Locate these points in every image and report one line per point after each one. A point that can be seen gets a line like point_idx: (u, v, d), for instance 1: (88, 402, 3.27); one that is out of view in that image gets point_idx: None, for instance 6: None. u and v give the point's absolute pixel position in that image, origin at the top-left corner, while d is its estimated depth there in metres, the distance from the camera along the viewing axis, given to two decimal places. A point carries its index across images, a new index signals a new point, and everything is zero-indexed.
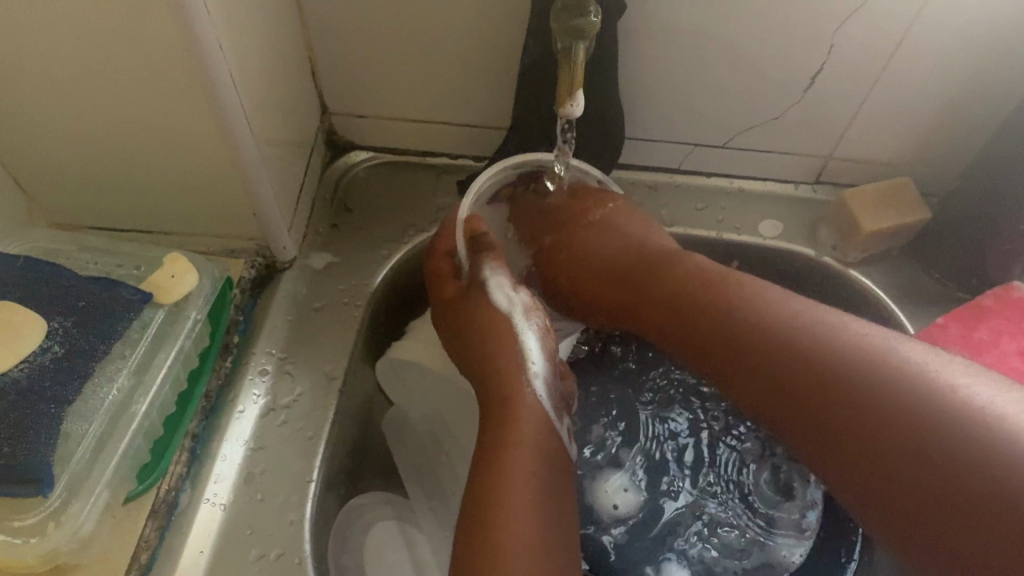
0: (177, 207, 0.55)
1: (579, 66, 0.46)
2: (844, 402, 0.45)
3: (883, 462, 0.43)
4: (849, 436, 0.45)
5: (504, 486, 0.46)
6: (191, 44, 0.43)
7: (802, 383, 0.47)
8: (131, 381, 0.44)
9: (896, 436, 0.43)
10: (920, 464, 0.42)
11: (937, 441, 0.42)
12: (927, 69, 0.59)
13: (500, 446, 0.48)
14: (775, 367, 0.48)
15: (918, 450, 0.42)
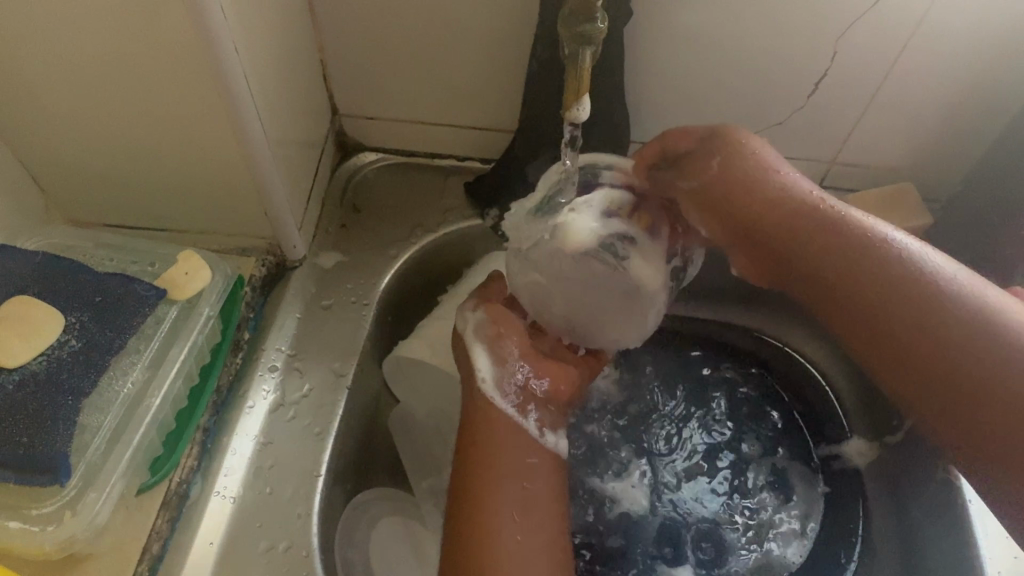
0: (191, 206, 0.56)
1: (586, 70, 0.47)
2: (897, 297, 0.46)
3: (922, 356, 0.45)
4: (893, 329, 0.46)
5: (481, 493, 0.47)
6: (207, 47, 0.44)
7: (860, 278, 0.47)
8: (146, 374, 0.45)
9: (910, 329, 0.45)
10: (959, 365, 0.43)
11: (948, 332, 0.44)
12: (930, 74, 0.60)
13: (474, 460, 0.49)
14: (844, 263, 0.48)
15: (929, 337, 0.44)
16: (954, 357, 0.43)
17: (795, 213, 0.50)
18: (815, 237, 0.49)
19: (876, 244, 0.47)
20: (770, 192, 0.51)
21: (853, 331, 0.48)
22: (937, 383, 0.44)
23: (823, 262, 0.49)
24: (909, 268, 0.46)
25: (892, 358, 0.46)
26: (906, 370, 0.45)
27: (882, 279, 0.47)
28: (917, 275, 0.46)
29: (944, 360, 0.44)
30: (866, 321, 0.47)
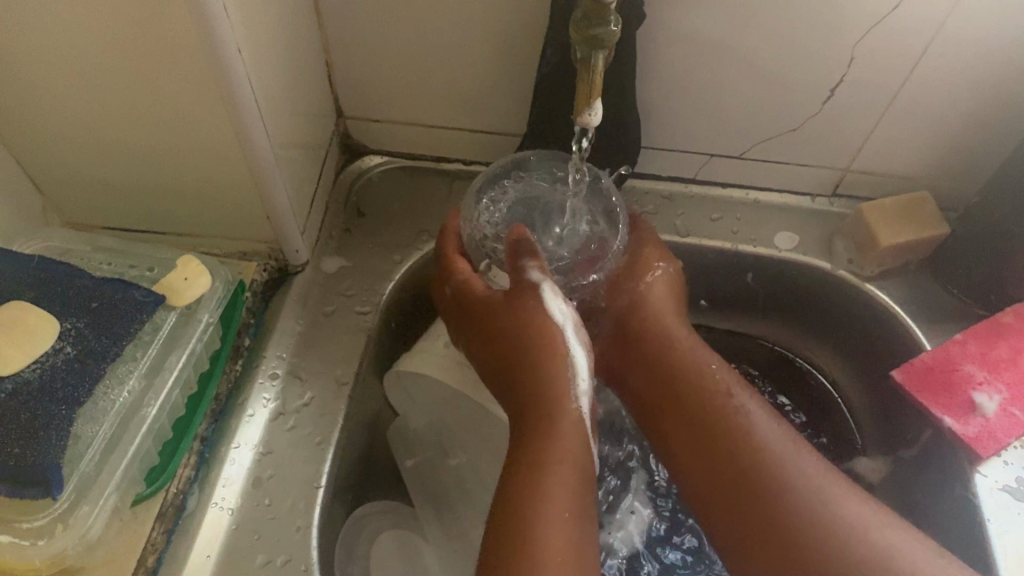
0: (192, 209, 0.55)
1: (599, 75, 0.46)
2: (753, 484, 0.48)
3: (772, 545, 0.47)
4: (749, 514, 0.48)
5: (540, 486, 0.45)
6: (209, 47, 0.43)
7: (721, 435, 0.51)
8: (143, 383, 0.44)
9: (766, 498, 0.48)
10: (804, 552, 0.46)
11: (814, 525, 0.46)
12: (950, 82, 0.58)
13: (538, 455, 0.47)
14: (718, 437, 0.51)
15: (786, 514, 0.47)
16: (802, 535, 0.46)
17: (668, 362, 0.55)
18: (692, 396, 0.53)
19: (734, 426, 0.51)
20: (677, 358, 0.55)
21: (704, 482, 0.51)
22: (769, 553, 0.47)
23: (687, 422, 0.52)
24: (766, 457, 0.49)
25: (747, 522, 0.48)
26: (735, 538, 0.48)
27: (744, 469, 0.49)
28: (771, 460, 0.49)
29: (792, 543, 0.46)
30: (714, 494, 0.50)
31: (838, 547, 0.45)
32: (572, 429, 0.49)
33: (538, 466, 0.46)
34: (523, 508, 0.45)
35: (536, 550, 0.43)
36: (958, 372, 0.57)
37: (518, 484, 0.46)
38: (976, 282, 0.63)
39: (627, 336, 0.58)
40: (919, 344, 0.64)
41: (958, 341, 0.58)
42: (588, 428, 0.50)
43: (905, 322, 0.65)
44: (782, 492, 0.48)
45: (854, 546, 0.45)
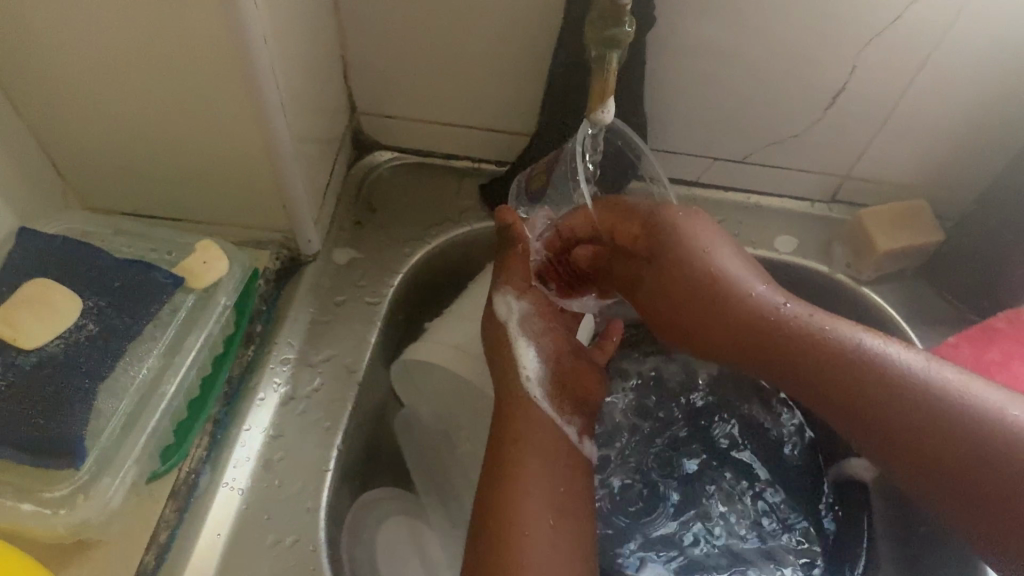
0: (209, 197, 0.57)
1: (612, 74, 0.47)
2: (845, 374, 0.46)
3: (882, 415, 0.45)
4: (874, 424, 0.45)
5: (513, 491, 0.48)
6: (237, 39, 0.44)
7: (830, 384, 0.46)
8: (161, 361, 0.45)
9: (890, 420, 0.45)
10: (938, 451, 0.44)
11: (940, 421, 0.43)
12: (948, 92, 0.60)
13: (513, 461, 0.49)
14: (772, 349, 0.48)
15: (929, 429, 0.44)
16: (916, 423, 0.44)
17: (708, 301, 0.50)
18: (760, 343, 0.49)
19: (818, 349, 0.47)
20: (723, 297, 0.49)
21: (781, 376, 0.49)
22: (879, 423, 0.45)
23: (781, 371, 0.49)
24: (885, 375, 0.45)
25: (844, 401, 0.46)
26: (868, 434, 0.46)
27: (857, 383, 0.46)
28: (885, 377, 0.45)
29: (900, 438, 0.45)
30: (797, 375, 0.48)
31: (989, 442, 0.42)
32: (541, 428, 0.51)
33: (512, 466, 0.49)
34: (505, 522, 0.47)
35: (517, 550, 0.46)
36: None
37: (492, 494, 0.48)
38: (970, 288, 0.65)
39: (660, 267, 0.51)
40: (913, 346, 0.65)
41: (951, 345, 0.60)
42: (560, 421, 0.53)
43: (900, 325, 0.66)
44: (910, 407, 0.44)
45: (998, 447, 0.42)
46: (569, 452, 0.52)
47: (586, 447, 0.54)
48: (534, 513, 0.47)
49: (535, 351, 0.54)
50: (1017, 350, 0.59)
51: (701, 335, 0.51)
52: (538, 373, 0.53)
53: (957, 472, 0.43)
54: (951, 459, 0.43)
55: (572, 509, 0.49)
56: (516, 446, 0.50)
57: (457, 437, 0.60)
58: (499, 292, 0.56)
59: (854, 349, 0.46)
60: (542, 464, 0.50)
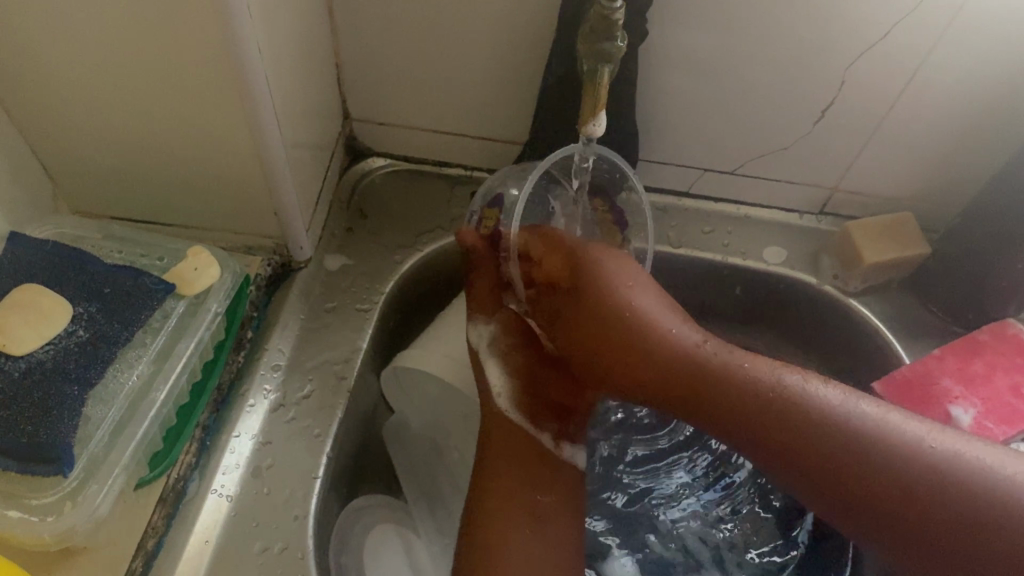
0: (201, 202, 0.57)
1: (603, 87, 0.48)
2: (783, 410, 0.48)
3: (838, 461, 0.46)
4: (813, 460, 0.47)
5: (499, 506, 0.51)
6: (231, 47, 0.44)
7: (753, 415, 0.48)
8: (151, 368, 0.45)
9: (843, 477, 0.46)
10: (849, 484, 0.46)
11: (887, 466, 0.45)
12: (935, 107, 0.61)
13: (494, 478, 0.52)
14: (702, 378, 0.50)
15: (889, 486, 0.45)
16: (918, 488, 0.44)
17: (653, 347, 0.52)
18: (722, 399, 0.49)
19: (748, 391, 0.49)
20: (673, 356, 0.51)
21: (716, 426, 0.50)
22: (837, 465, 0.46)
23: (754, 420, 0.48)
24: (813, 421, 0.47)
25: (791, 443, 0.47)
26: (801, 475, 0.47)
27: (793, 422, 0.47)
28: (830, 424, 0.46)
29: (875, 497, 0.45)
30: (732, 412, 0.49)
31: (972, 502, 0.43)
32: (519, 449, 0.53)
33: (489, 484, 0.52)
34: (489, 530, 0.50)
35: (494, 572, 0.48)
36: (936, 385, 0.59)
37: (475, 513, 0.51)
38: (955, 301, 0.66)
39: (575, 295, 0.54)
40: (898, 357, 0.66)
41: (936, 356, 0.61)
42: (540, 435, 0.54)
43: (886, 337, 0.67)
44: (848, 445, 0.46)
45: (986, 502, 0.43)
46: (551, 468, 0.54)
47: (565, 453, 0.55)
48: (517, 521, 0.50)
49: (505, 371, 0.56)
50: (1000, 362, 0.60)
51: (649, 384, 0.52)
52: (508, 386, 0.55)
53: (940, 534, 0.44)
54: (920, 511, 0.44)
55: (552, 519, 0.52)
56: (493, 461, 0.52)
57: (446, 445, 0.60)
58: (473, 319, 0.58)
59: (795, 395, 0.48)
60: (519, 485, 0.52)
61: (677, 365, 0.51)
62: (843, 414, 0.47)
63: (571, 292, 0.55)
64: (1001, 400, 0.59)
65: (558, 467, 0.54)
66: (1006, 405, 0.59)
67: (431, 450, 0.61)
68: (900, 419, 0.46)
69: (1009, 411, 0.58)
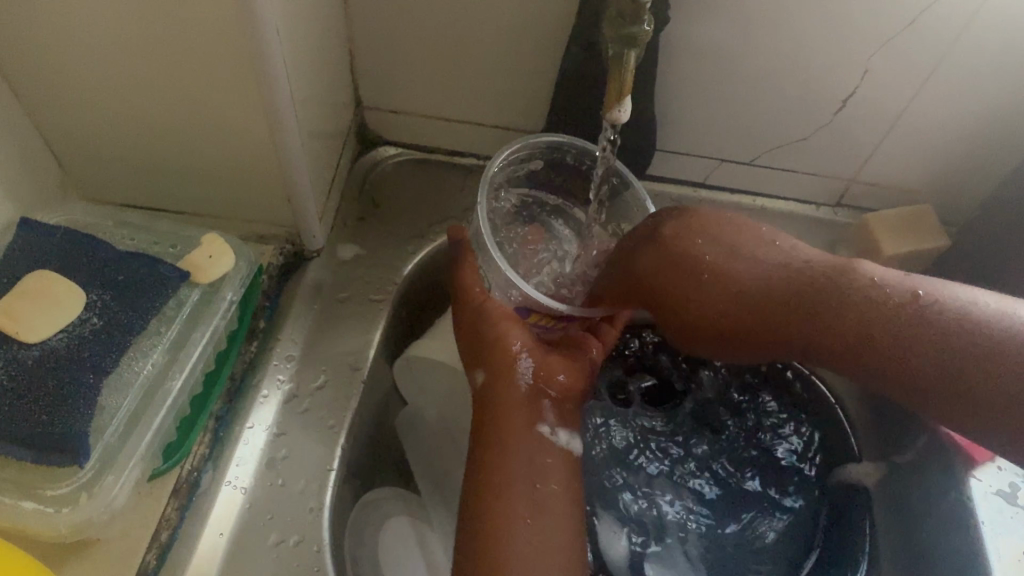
0: (213, 189, 0.55)
1: (629, 72, 0.46)
2: (837, 306, 0.49)
3: (891, 327, 0.48)
4: (898, 343, 0.48)
5: (492, 499, 0.48)
6: (249, 31, 0.43)
7: (835, 309, 0.49)
8: (166, 357, 0.44)
9: (841, 336, 0.49)
10: (868, 338, 0.48)
11: (919, 332, 0.47)
12: (960, 98, 0.60)
13: (484, 469, 0.50)
14: (813, 292, 0.50)
15: (896, 348, 0.48)
16: (905, 343, 0.47)
17: (757, 256, 0.51)
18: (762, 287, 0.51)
19: (796, 274, 0.51)
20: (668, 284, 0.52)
21: (766, 316, 0.51)
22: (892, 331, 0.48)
23: (780, 308, 0.51)
24: (803, 291, 0.50)
25: (806, 314, 0.50)
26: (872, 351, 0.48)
27: (842, 305, 0.49)
28: (874, 294, 0.49)
29: (873, 341, 0.48)
30: (774, 316, 0.50)
31: (969, 335, 0.46)
32: (516, 447, 0.50)
33: (484, 477, 0.50)
34: (493, 520, 0.48)
35: (500, 542, 0.47)
36: None
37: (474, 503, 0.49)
38: None
39: (654, 243, 0.52)
40: None
41: None
42: (544, 430, 0.52)
43: None
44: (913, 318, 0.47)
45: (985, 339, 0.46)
46: (540, 456, 0.51)
47: (559, 438, 0.52)
48: (517, 512, 0.48)
49: (484, 377, 0.53)
50: None
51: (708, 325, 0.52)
52: (491, 392, 0.52)
53: (957, 371, 0.46)
54: (933, 370, 0.47)
55: (555, 500, 0.49)
56: (487, 451, 0.50)
57: (461, 437, 0.60)
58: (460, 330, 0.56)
59: (841, 270, 0.50)
60: (516, 467, 0.50)
61: (762, 288, 0.51)
62: (846, 286, 0.49)
63: (645, 240, 0.53)
64: None
65: (547, 449, 0.51)
66: None
67: (445, 442, 0.61)
68: (988, 296, 0.48)
69: None
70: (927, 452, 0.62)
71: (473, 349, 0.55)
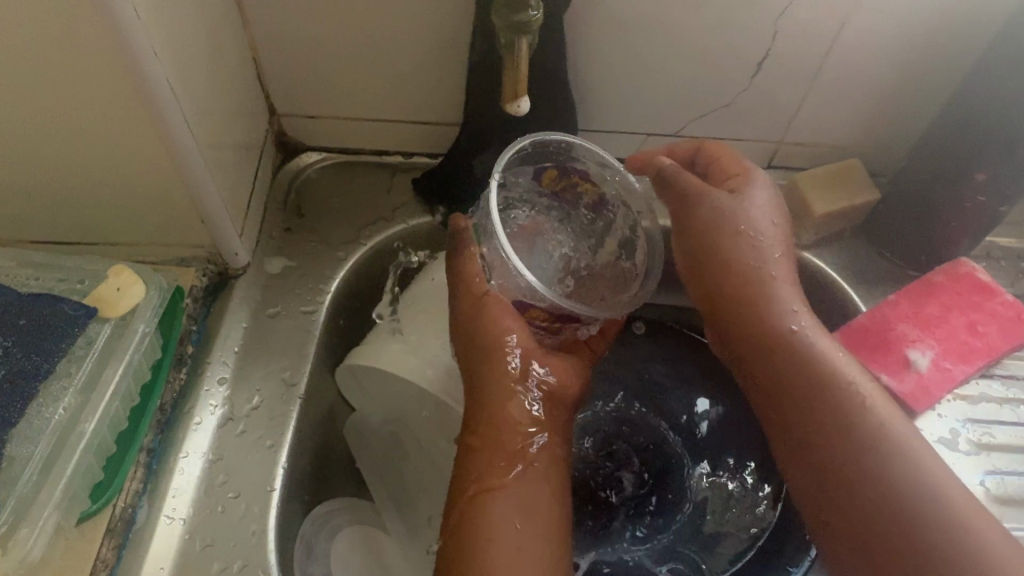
0: (123, 217, 0.54)
1: (523, 62, 0.45)
2: (791, 368, 0.51)
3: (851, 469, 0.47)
4: (841, 491, 0.47)
5: (478, 506, 0.47)
6: (124, 55, 0.42)
7: (794, 371, 0.51)
8: (78, 399, 0.44)
9: (811, 382, 0.50)
10: (826, 425, 0.49)
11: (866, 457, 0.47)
12: (878, 44, 0.58)
13: (474, 476, 0.48)
14: (779, 350, 0.52)
15: (843, 432, 0.48)
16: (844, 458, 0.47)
17: (771, 329, 0.52)
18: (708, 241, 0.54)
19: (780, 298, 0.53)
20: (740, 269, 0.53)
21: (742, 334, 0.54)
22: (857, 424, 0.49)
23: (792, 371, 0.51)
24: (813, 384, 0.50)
25: (767, 384, 0.52)
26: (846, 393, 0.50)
27: (810, 375, 0.50)
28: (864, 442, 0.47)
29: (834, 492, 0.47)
30: (774, 376, 0.52)
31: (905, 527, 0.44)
32: (501, 444, 0.49)
33: (474, 482, 0.48)
34: (475, 524, 0.46)
35: (489, 543, 0.45)
36: (893, 331, 0.60)
37: (461, 509, 0.47)
38: (908, 244, 0.64)
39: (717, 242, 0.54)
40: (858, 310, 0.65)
41: (892, 302, 0.61)
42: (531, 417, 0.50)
43: (843, 289, 0.66)
44: (845, 421, 0.48)
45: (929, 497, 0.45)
46: (531, 450, 0.49)
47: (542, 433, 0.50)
48: (496, 515, 0.46)
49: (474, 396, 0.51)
50: (956, 302, 0.61)
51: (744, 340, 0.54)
52: (478, 404, 0.50)
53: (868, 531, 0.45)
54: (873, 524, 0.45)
55: (541, 497, 0.48)
56: (473, 454, 0.49)
57: (409, 440, 0.59)
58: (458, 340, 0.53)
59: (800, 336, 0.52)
60: (503, 464, 0.48)
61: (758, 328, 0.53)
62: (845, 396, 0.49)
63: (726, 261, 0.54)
64: (956, 339, 0.60)
65: (542, 441, 0.50)
66: (963, 344, 0.60)
67: (395, 447, 0.60)
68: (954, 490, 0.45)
69: (967, 350, 0.60)
70: None
71: (467, 354, 0.53)
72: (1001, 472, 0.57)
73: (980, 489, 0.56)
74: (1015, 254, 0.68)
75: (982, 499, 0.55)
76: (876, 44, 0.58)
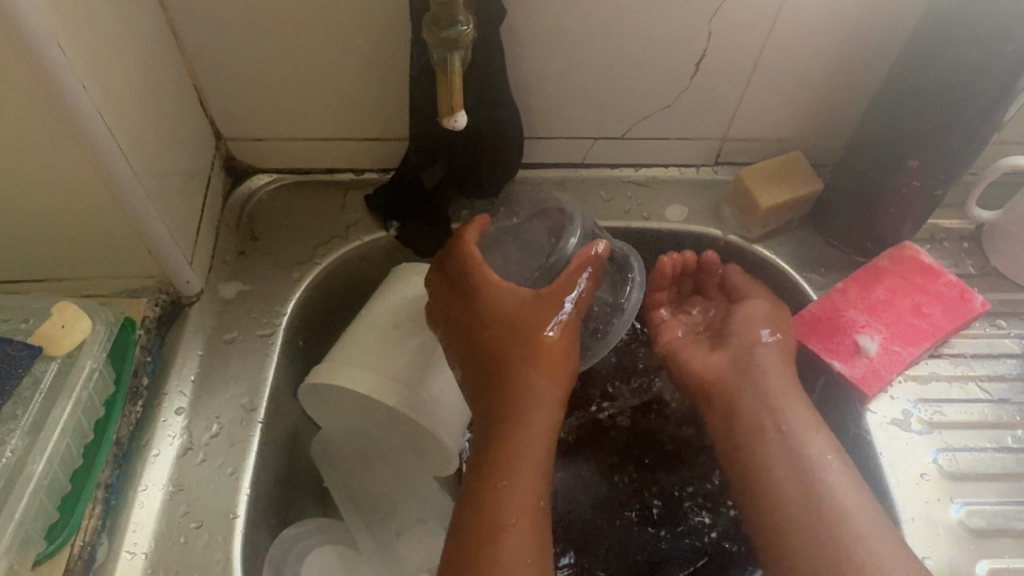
0: (67, 251, 0.53)
1: (458, 77, 0.46)
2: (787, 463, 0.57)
3: (793, 509, 0.55)
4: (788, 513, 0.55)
5: (504, 521, 0.48)
6: (51, 91, 0.41)
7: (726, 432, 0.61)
8: (26, 440, 0.45)
9: (743, 433, 0.60)
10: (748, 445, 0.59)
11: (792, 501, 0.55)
12: (806, 40, 0.60)
13: (504, 489, 0.49)
14: (748, 411, 0.60)
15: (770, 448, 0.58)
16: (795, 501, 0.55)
17: (750, 402, 0.60)
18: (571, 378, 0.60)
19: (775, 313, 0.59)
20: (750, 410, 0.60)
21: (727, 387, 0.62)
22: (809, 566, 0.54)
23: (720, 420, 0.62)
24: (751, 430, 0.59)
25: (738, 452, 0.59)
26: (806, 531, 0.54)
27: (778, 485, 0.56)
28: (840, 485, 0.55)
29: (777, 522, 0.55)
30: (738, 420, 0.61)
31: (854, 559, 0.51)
32: (529, 455, 0.50)
33: (501, 497, 0.49)
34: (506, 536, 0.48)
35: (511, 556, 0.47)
36: (842, 318, 0.62)
37: (487, 520, 0.48)
38: (854, 231, 0.66)
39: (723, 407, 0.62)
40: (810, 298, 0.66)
41: (839, 290, 0.63)
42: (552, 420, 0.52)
43: (794, 279, 0.68)
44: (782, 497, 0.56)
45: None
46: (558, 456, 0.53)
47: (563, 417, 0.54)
48: (521, 533, 0.48)
49: (526, 395, 0.51)
50: (902, 286, 0.63)
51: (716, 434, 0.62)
52: (526, 407, 0.51)
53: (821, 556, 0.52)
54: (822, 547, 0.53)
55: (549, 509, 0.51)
56: (510, 456, 0.50)
57: None
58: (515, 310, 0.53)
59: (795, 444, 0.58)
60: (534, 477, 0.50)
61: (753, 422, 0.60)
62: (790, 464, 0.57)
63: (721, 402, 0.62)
64: (904, 322, 0.62)
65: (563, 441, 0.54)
66: (911, 326, 0.62)
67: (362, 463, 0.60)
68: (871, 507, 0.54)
69: (914, 332, 0.61)
70: (826, 393, 0.64)
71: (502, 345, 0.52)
72: (952, 449, 0.58)
73: (933, 466, 0.58)
74: (957, 234, 0.70)
75: (936, 476, 0.57)
76: (806, 41, 0.60)
